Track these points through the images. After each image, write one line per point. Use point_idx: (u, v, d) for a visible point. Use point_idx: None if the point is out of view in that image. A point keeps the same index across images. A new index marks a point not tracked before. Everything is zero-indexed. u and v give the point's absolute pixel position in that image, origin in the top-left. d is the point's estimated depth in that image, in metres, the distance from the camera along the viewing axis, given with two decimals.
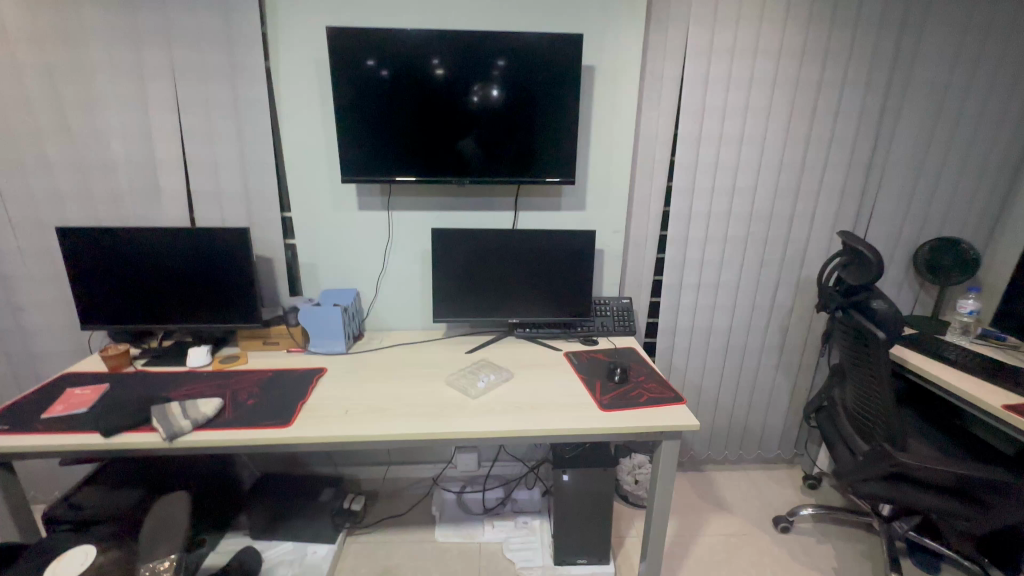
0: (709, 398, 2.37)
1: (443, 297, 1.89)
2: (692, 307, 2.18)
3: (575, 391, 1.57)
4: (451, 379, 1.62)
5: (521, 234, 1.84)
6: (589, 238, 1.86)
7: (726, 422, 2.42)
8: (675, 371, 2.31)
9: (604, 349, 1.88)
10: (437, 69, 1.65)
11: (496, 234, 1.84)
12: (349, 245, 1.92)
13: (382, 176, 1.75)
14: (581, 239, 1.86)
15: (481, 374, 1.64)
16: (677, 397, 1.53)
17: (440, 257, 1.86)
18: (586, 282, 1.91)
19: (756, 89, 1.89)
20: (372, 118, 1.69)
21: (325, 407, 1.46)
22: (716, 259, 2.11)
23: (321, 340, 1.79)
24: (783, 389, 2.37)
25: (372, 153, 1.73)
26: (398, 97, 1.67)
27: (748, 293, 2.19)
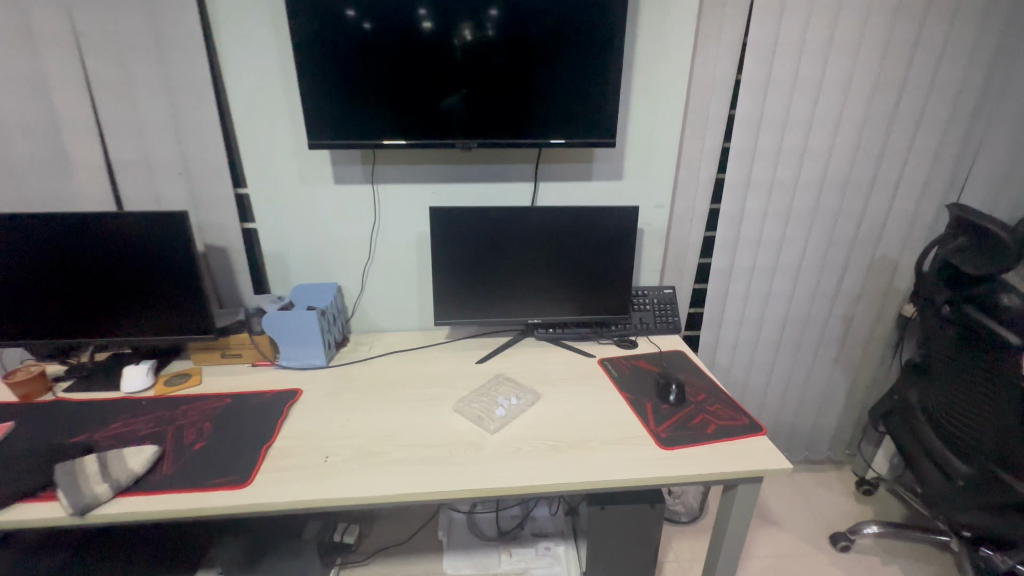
0: (756, 397, 2.05)
1: (445, 294, 1.52)
2: (743, 295, 1.83)
3: (622, 419, 1.22)
4: (461, 404, 1.27)
5: (543, 212, 1.46)
6: (630, 217, 1.49)
7: (772, 423, 2.11)
8: (719, 367, 1.97)
9: (647, 354, 1.52)
10: (426, 21, 1.24)
11: (512, 213, 1.45)
12: (325, 229, 1.53)
13: (359, 141, 1.33)
14: (620, 217, 1.49)
15: (499, 397, 1.29)
16: (755, 426, 1.19)
17: (441, 245, 1.47)
18: (624, 271, 1.54)
19: (844, 20, 1.46)
20: (338, 78, 1.27)
21: (299, 452, 1.10)
22: (775, 238, 1.74)
23: (295, 352, 1.42)
24: (840, 385, 2.05)
25: (343, 118, 1.31)
26: (371, 49, 1.25)
27: (810, 278, 1.83)
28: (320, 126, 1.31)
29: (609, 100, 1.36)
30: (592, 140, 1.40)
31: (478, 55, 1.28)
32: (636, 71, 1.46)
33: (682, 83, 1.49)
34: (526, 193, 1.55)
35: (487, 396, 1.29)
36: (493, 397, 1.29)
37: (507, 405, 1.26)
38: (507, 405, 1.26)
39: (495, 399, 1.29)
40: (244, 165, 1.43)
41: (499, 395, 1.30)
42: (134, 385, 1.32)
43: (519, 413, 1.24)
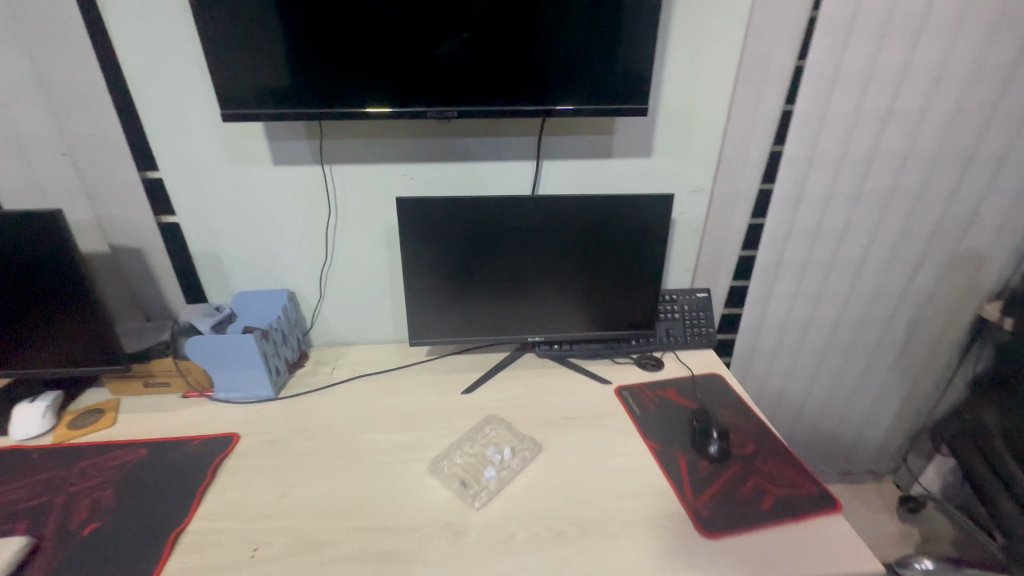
0: (793, 408, 1.76)
1: (423, 306, 1.20)
2: (791, 295, 1.50)
3: (648, 487, 0.94)
4: (438, 467, 0.97)
5: (547, 201, 1.12)
6: (662, 207, 1.15)
7: (810, 435, 1.83)
8: (754, 376, 1.67)
9: (676, 380, 1.22)
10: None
11: (505, 204, 1.12)
12: (268, 224, 1.20)
13: (283, 109, 0.97)
14: (649, 207, 1.15)
15: (488, 449, 1.01)
16: (825, 500, 0.90)
17: (415, 246, 1.14)
18: (652, 276, 1.22)
19: None
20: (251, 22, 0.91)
21: (222, 545, 0.83)
22: (837, 227, 1.39)
23: (234, 384, 1.13)
24: (895, 395, 1.75)
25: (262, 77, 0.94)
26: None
27: (876, 276, 1.49)
28: (228, 91, 0.95)
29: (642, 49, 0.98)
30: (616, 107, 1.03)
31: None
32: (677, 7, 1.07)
33: (738, 24, 1.10)
34: (525, 176, 1.20)
35: (473, 451, 1.01)
36: (480, 453, 1.00)
37: (500, 465, 0.97)
38: (499, 464, 0.98)
39: (484, 455, 1.00)
40: (151, 141, 1.07)
41: (488, 446, 1.02)
42: (26, 431, 1.05)
43: (514, 475, 0.95)
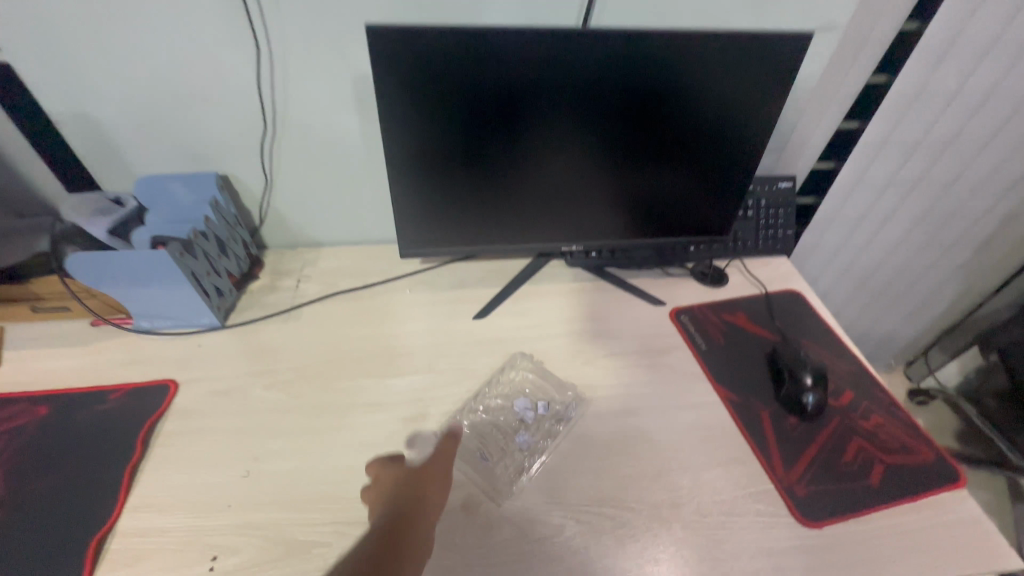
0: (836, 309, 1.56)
1: (417, 202, 0.85)
2: (885, 183, 1.18)
3: (724, 454, 0.73)
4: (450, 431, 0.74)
5: (608, 40, 0.71)
6: (785, 53, 0.74)
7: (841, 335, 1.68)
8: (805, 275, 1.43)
9: (747, 300, 0.96)
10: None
11: (542, 43, 0.70)
12: (168, 69, 0.76)
13: None
14: (762, 58, 0.75)
15: (518, 404, 0.78)
16: (946, 471, 0.72)
17: (402, 111, 0.74)
18: (740, 163, 0.87)
19: None
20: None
21: (170, 554, 0.61)
22: (980, 94, 1.02)
23: (158, 311, 0.82)
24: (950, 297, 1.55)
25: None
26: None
27: None
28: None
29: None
30: None
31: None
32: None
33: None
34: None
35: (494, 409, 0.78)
36: (504, 412, 0.78)
37: (533, 429, 0.76)
38: (532, 427, 0.76)
39: (511, 415, 0.77)
40: None
41: (516, 400, 0.79)
42: None
43: (554, 444, 0.74)
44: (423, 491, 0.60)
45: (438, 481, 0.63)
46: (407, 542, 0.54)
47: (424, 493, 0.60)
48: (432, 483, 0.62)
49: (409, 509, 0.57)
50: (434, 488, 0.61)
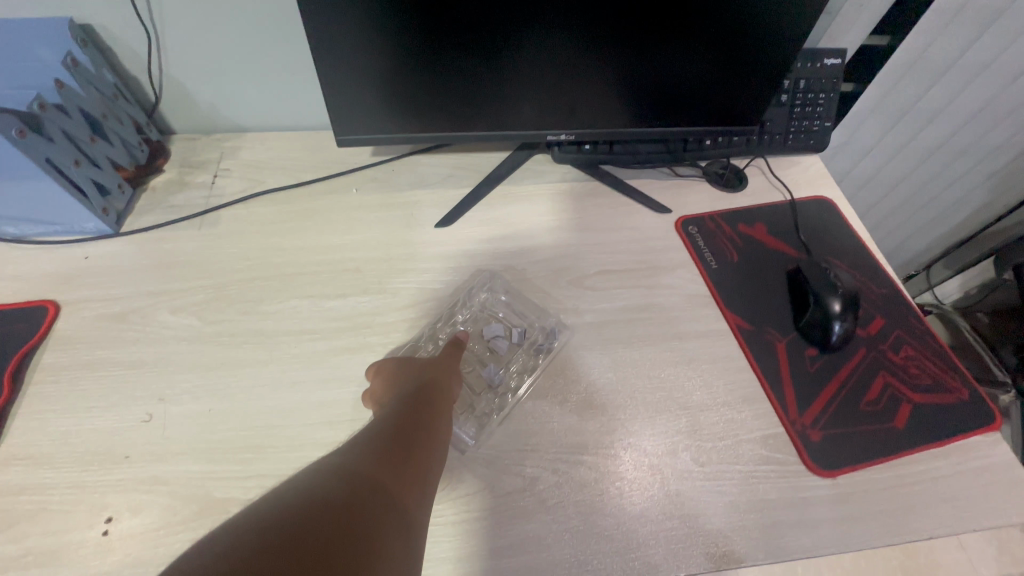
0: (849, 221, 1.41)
1: (354, 67, 0.63)
2: (945, 65, 0.97)
3: (728, 391, 0.62)
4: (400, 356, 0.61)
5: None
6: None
7: None
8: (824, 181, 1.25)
9: (768, 208, 0.80)
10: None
11: None
12: None
13: None
14: None
15: (492, 324, 0.66)
16: (981, 411, 0.62)
17: None
18: (788, 23, 0.65)
19: None
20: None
21: (51, 516, 0.49)
22: None
23: (23, 213, 0.64)
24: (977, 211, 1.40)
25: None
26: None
27: None
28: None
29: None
30: None
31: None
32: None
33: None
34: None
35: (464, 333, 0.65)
36: (475, 337, 0.65)
37: (507, 360, 0.64)
38: (506, 356, 0.64)
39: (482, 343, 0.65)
40: None
41: (490, 320, 0.67)
42: None
43: (534, 375, 0.62)
44: (442, 380, 0.54)
45: (455, 372, 0.57)
46: (436, 421, 0.48)
47: (444, 380, 0.54)
48: (449, 374, 0.56)
49: (432, 393, 0.51)
50: (451, 380, 0.55)
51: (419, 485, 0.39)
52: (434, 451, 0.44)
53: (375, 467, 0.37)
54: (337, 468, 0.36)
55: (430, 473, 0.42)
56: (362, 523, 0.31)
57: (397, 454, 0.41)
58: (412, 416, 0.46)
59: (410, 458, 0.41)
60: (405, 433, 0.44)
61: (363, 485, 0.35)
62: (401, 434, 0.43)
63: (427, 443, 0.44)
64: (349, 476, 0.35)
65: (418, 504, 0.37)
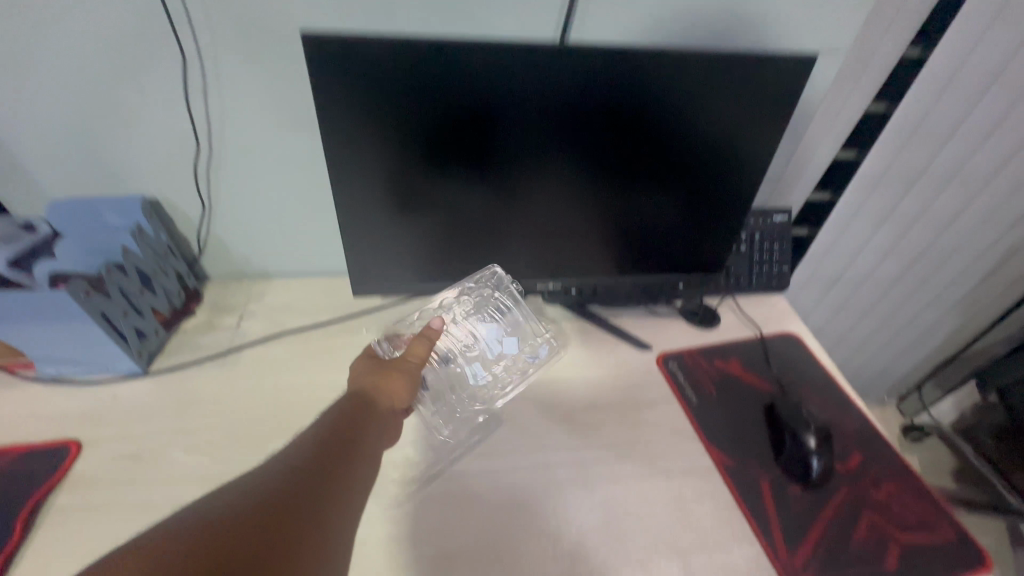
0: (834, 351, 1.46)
1: (374, 232, 0.75)
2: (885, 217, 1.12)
3: (717, 533, 0.63)
4: (391, 343, 0.76)
5: (588, 58, 0.62)
6: (786, 77, 0.67)
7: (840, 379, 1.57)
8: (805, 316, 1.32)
9: (741, 344, 0.87)
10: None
11: (520, 63, 0.62)
12: (84, 79, 0.66)
13: None
14: (762, 86, 0.68)
15: (484, 335, 0.81)
16: (969, 553, 0.63)
17: (355, 133, 0.65)
18: (733, 196, 0.79)
19: None
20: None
21: None
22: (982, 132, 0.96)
23: (67, 356, 0.71)
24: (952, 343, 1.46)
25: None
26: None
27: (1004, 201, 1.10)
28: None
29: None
30: None
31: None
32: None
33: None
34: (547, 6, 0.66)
35: (455, 337, 0.80)
36: (469, 344, 0.81)
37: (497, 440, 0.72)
38: (492, 361, 0.81)
39: (477, 350, 0.81)
40: None
41: (483, 329, 0.82)
42: None
43: (510, 385, 0.79)
44: (382, 389, 0.61)
45: (396, 381, 0.63)
46: (363, 436, 0.53)
47: (384, 391, 0.61)
48: (392, 385, 0.62)
49: (364, 406, 0.57)
50: (398, 392, 0.62)
51: (345, 480, 0.46)
52: (357, 467, 0.49)
53: (288, 485, 0.42)
54: (264, 478, 0.42)
55: (357, 472, 0.49)
56: (287, 519, 0.39)
57: (325, 461, 0.47)
58: (335, 433, 0.51)
59: (337, 459, 0.48)
60: (336, 440, 0.50)
61: (271, 503, 0.39)
62: (318, 449, 0.48)
63: (356, 445, 0.51)
64: (270, 487, 0.41)
65: (347, 499, 0.45)
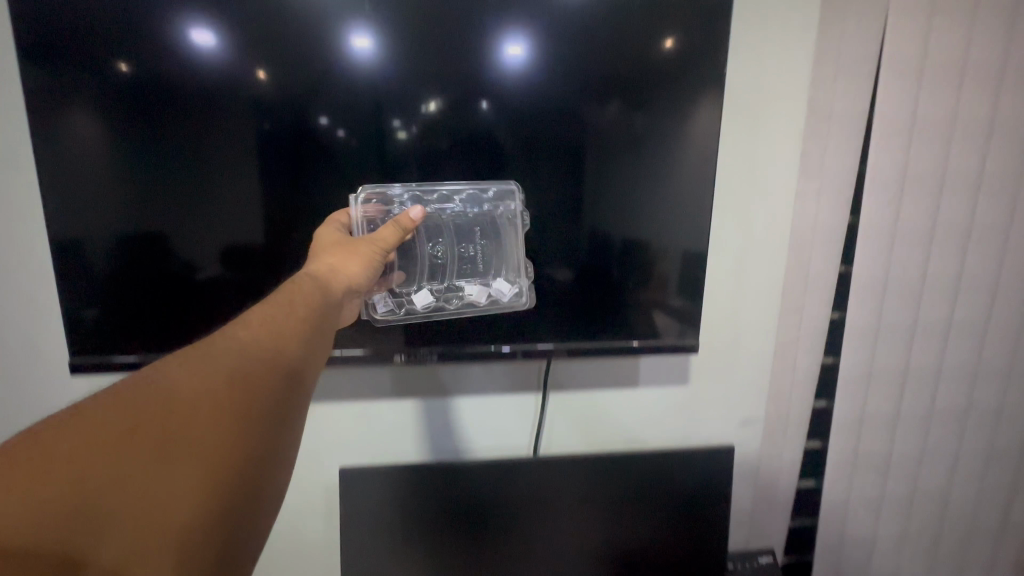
0: None
1: None
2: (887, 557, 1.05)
3: None
4: (366, 198, 0.69)
5: (566, 463, 0.80)
6: (721, 462, 0.84)
7: None
8: None
9: None
10: (323, 117, 0.68)
11: (510, 468, 0.79)
12: None
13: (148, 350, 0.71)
14: (702, 467, 0.83)
15: (463, 232, 0.73)
16: None
17: (368, 527, 0.78)
18: (711, 557, 0.83)
19: None
20: (99, 199, 0.66)
21: None
22: (930, 471, 1.01)
23: None
24: None
25: (95, 282, 0.69)
26: (172, 180, 0.67)
27: (1002, 531, 1.05)
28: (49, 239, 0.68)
29: (673, 204, 0.77)
30: (651, 348, 0.81)
31: (412, 138, 0.70)
32: (702, 166, 0.76)
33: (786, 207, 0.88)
34: (525, 426, 0.91)
35: (429, 224, 0.72)
36: (437, 233, 0.72)
37: None
38: (456, 276, 0.73)
39: (443, 245, 0.73)
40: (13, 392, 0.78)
41: (466, 227, 0.73)
42: None
43: (465, 305, 0.73)
44: (343, 259, 0.59)
45: (358, 249, 0.60)
46: (320, 316, 0.49)
47: (346, 264, 0.58)
48: (354, 258, 0.59)
49: (319, 287, 0.53)
50: (352, 269, 0.58)
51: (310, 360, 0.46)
52: (302, 342, 0.46)
53: (233, 359, 0.41)
54: (207, 349, 0.41)
55: (318, 343, 0.48)
56: (229, 398, 0.39)
57: (277, 334, 0.45)
58: (279, 308, 0.48)
59: (287, 330, 0.45)
60: (292, 312, 0.47)
61: (212, 391, 0.39)
62: (268, 322, 0.45)
63: (317, 319, 0.49)
64: (209, 365, 0.40)
65: (307, 380, 0.45)
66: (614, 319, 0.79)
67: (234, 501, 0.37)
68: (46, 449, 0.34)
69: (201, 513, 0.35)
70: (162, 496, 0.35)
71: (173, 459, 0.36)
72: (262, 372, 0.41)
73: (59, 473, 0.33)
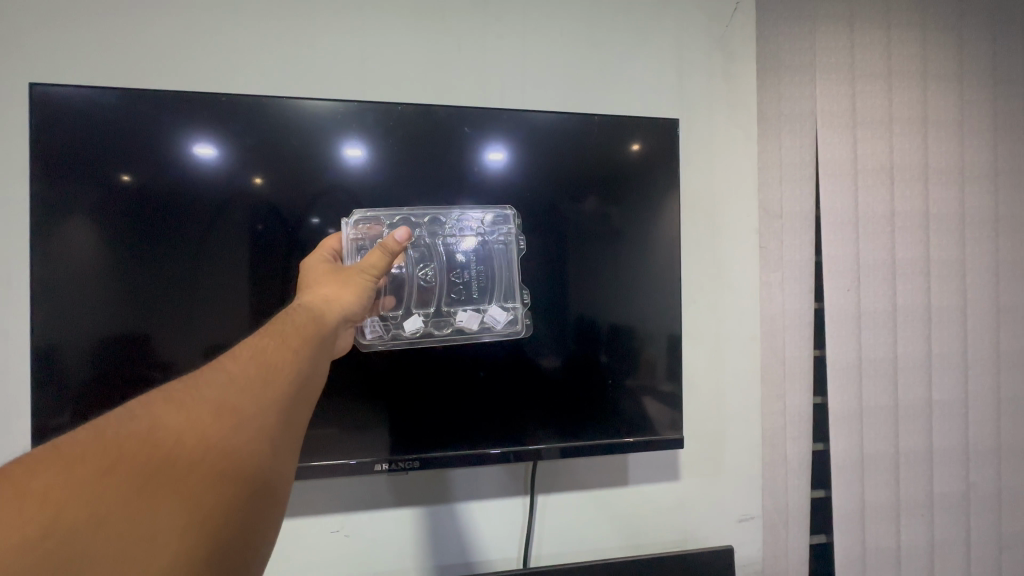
0: None
1: None
2: None
3: None
4: (358, 222, 0.71)
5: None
6: (719, 570, 0.77)
7: None
8: None
9: None
10: (316, 217, 0.71)
11: None
12: None
13: None
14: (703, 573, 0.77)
15: (455, 259, 0.75)
16: None
17: None
18: None
19: (978, 236, 0.95)
20: (84, 302, 0.65)
21: None
22: (943, 568, 0.95)
23: None
24: None
25: (67, 389, 0.64)
26: (174, 283, 0.68)
27: None
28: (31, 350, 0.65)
29: (648, 293, 0.80)
30: (639, 441, 0.79)
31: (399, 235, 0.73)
32: (673, 257, 0.80)
33: None
34: (513, 535, 0.84)
35: (420, 248, 0.74)
36: (429, 258, 0.74)
37: None
38: (447, 300, 0.75)
39: (434, 270, 0.75)
40: None
41: (457, 251, 0.75)
42: None
43: (458, 331, 0.74)
44: (334, 291, 0.59)
45: (348, 280, 0.61)
46: (313, 346, 0.50)
47: (338, 295, 0.59)
48: (345, 288, 0.60)
49: (311, 320, 0.53)
50: (344, 298, 0.59)
51: (303, 386, 0.46)
52: (294, 369, 0.46)
53: (222, 389, 0.41)
54: (195, 385, 0.42)
55: (311, 370, 0.48)
56: (219, 422, 0.38)
57: (267, 363, 0.45)
58: (270, 342, 0.48)
59: (278, 360, 0.46)
60: (282, 344, 0.48)
61: (200, 418, 0.38)
62: (259, 355, 0.46)
63: (309, 347, 0.49)
64: (199, 396, 0.40)
65: (300, 406, 0.45)
66: (601, 412, 0.78)
67: (225, 523, 0.35)
68: (15, 490, 0.32)
69: (191, 543, 0.33)
70: (147, 523, 0.33)
71: (156, 485, 0.34)
72: (252, 397, 0.42)
73: (31, 507, 0.31)
